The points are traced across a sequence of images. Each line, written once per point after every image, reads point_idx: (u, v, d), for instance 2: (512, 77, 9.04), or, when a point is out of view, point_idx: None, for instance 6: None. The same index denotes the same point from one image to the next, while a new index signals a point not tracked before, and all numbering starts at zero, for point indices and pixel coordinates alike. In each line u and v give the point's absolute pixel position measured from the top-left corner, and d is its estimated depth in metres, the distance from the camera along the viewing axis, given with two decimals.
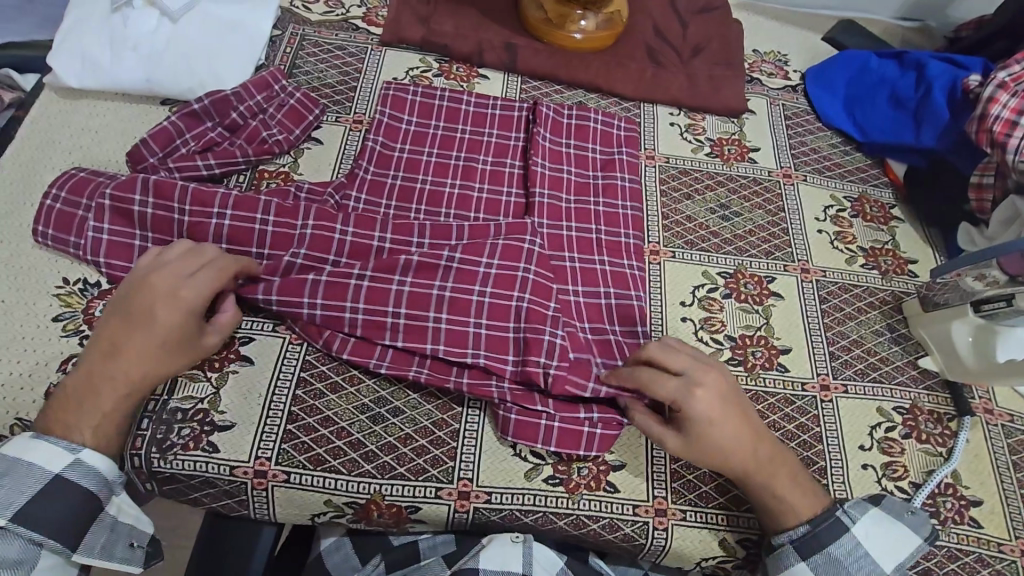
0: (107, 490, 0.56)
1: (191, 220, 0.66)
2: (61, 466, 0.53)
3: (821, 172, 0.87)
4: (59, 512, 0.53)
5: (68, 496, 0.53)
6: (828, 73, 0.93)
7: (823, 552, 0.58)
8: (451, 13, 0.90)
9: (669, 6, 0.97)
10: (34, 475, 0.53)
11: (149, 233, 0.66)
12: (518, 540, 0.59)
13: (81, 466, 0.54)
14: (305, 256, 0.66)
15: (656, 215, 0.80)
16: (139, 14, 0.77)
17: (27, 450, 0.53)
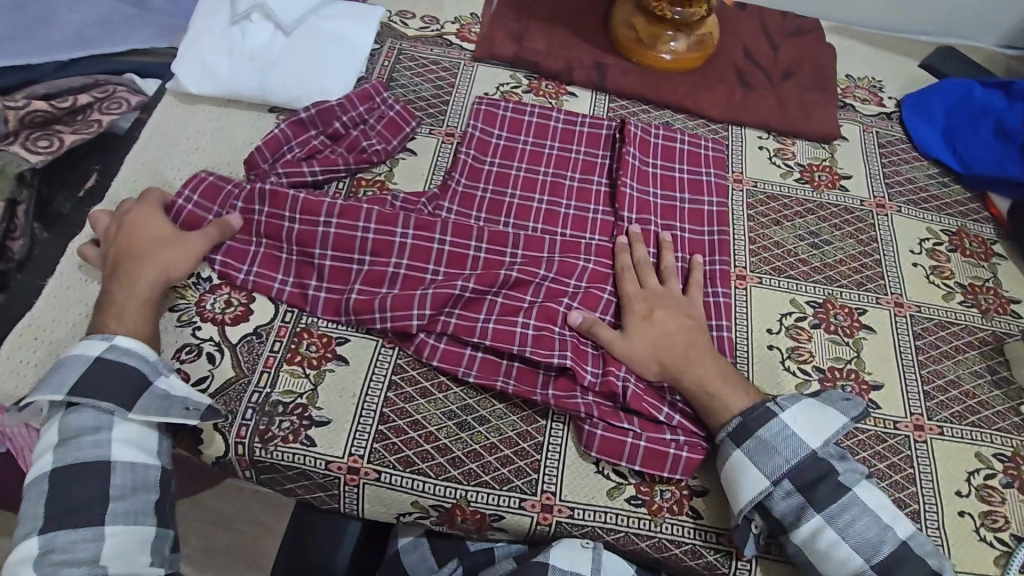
0: (152, 368, 0.61)
1: (299, 228, 0.69)
2: (100, 349, 0.60)
3: (917, 203, 0.84)
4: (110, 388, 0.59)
5: (110, 371, 0.59)
6: (927, 101, 0.90)
7: (752, 436, 0.60)
8: (542, 31, 0.92)
9: (760, 28, 0.96)
10: (82, 359, 0.59)
11: (261, 236, 0.70)
12: (588, 545, 0.61)
13: (116, 349, 0.60)
14: (407, 266, 0.70)
15: (743, 239, 0.79)
16: (255, 27, 0.83)
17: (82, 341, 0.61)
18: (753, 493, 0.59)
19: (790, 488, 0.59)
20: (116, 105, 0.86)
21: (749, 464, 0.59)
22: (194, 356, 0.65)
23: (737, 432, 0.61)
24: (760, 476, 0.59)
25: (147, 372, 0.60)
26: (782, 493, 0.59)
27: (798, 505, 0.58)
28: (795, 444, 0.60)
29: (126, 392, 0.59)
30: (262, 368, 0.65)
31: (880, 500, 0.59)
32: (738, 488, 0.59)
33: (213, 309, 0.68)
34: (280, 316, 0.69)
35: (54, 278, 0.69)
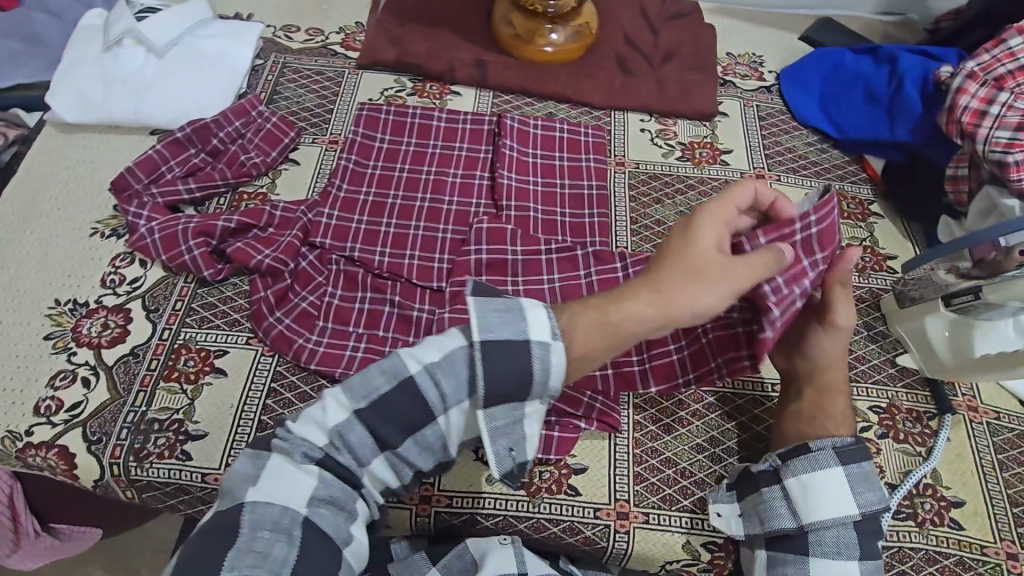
0: (540, 388, 0.50)
1: (162, 237, 0.72)
2: (540, 340, 0.50)
3: (795, 171, 0.86)
4: (522, 378, 0.49)
5: (496, 364, 0.49)
6: (802, 73, 0.92)
7: (858, 465, 0.58)
8: (424, 34, 0.94)
9: (640, 14, 0.98)
10: (509, 326, 0.50)
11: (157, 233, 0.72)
12: (506, 543, 0.59)
13: (546, 347, 0.50)
14: (272, 257, 0.71)
15: (624, 219, 0.80)
16: (127, 52, 0.83)
17: (521, 304, 0.51)
18: (826, 512, 0.56)
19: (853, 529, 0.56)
20: None
21: (845, 489, 0.57)
22: (68, 382, 0.65)
23: (851, 455, 0.58)
24: (851, 508, 0.56)
25: (536, 384, 0.50)
26: (847, 527, 0.56)
27: (851, 542, 0.56)
28: (884, 488, 0.58)
29: (494, 390, 0.49)
30: (138, 387, 0.65)
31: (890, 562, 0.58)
32: (817, 502, 0.56)
33: (89, 333, 0.68)
34: (158, 335, 0.68)
35: None
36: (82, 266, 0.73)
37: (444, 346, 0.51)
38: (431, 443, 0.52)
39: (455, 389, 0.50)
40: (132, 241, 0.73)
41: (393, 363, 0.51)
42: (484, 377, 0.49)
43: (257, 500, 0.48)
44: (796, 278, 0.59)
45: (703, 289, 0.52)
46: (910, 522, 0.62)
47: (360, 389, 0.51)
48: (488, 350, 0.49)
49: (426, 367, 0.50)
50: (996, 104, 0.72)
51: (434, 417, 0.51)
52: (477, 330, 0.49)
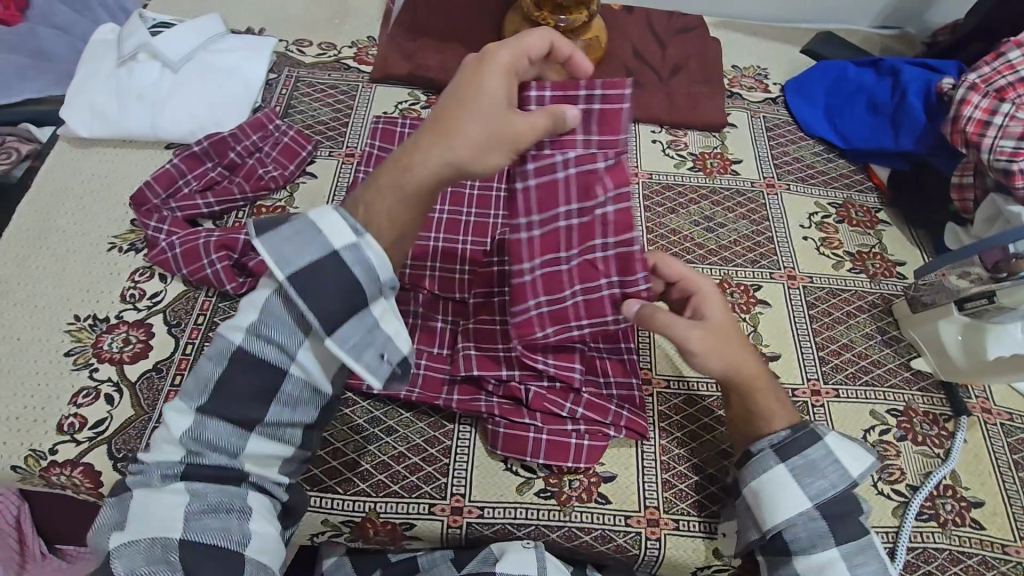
0: (375, 288, 0.53)
1: (183, 251, 0.71)
2: (343, 244, 0.51)
3: (804, 180, 0.88)
4: (344, 292, 0.51)
5: (340, 289, 0.51)
6: (806, 85, 0.95)
7: (800, 455, 0.58)
8: (437, 48, 0.95)
9: (648, 28, 1.00)
10: (318, 244, 0.51)
11: (177, 247, 0.72)
12: (529, 545, 0.61)
13: (357, 249, 0.52)
14: None
15: (641, 228, 0.82)
16: (143, 66, 0.83)
17: (314, 219, 0.52)
18: (780, 513, 0.57)
19: (819, 515, 0.58)
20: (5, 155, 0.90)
21: (790, 484, 0.58)
22: (91, 399, 0.64)
23: (786, 447, 0.59)
24: (801, 499, 0.57)
25: (366, 285, 0.52)
26: (807, 519, 0.58)
27: (821, 534, 0.57)
28: (839, 471, 0.58)
29: (334, 309, 0.51)
30: (162, 403, 0.65)
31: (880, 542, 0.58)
32: (772, 509, 0.57)
33: (111, 349, 0.68)
34: (181, 349, 0.68)
35: None
36: (101, 280, 0.72)
37: (260, 301, 0.52)
38: (299, 396, 0.54)
39: (288, 335, 0.52)
40: (152, 255, 0.72)
41: (217, 346, 0.53)
42: (319, 313, 0.51)
43: (121, 544, 0.49)
44: (622, 202, 0.61)
45: (491, 147, 0.51)
46: (932, 523, 0.64)
47: (198, 385, 0.53)
48: (296, 280, 0.51)
49: (246, 330, 0.52)
50: (999, 114, 0.75)
51: (285, 372, 0.53)
52: (278, 264, 0.51)
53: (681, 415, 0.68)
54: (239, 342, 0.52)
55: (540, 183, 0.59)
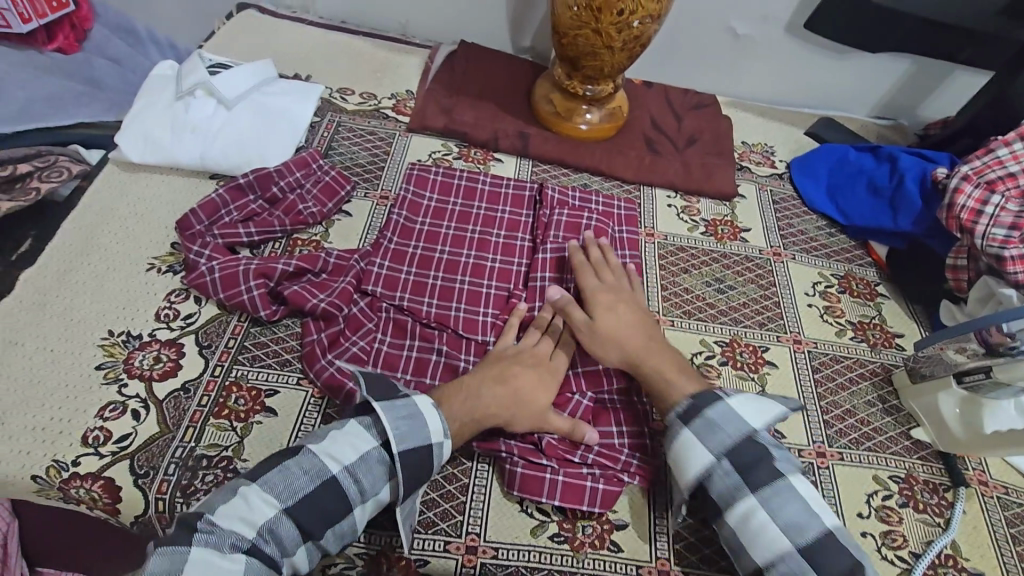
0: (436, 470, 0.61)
1: (222, 275, 0.74)
2: (438, 439, 0.60)
3: (807, 251, 0.94)
4: (425, 470, 0.60)
5: (417, 458, 0.59)
6: (811, 164, 1.02)
7: (700, 416, 0.63)
8: (471, 105, 1.02)
9: (666, 102, 1.09)
10: (425, 431, 0.60)
11: (217, 271, 0.75)
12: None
13: (443, 446, 0.61)
14: (328, 302, 0.74)
15: (656, 285, 0.86)
16: (199, 102, 0.89)
17: (424, 408, 0.61)
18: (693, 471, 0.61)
19: (731, 468, 0.60)
20: (56, 173, 0.86)
21: (697, 443, 0.62)
22: (117, 414, 0.65)
23: (689, 413, 0.63)
24: (706, 452, 0.61)
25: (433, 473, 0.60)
26: (724, 473, 0.60)
27: (735, 484, 0.59)
28: (735, 424, 0.62)
29: (410, 482, 0.59)
30: (188, 422, 0.66)
31: (811, 491, 0.59)
32: (685, 469, 0.62)
33: (141, 366, 0.69)
34: (209, 371, 0.70)
35: None
36: (136, 300, 0.75)
37: (367, 443, 0.59)
38: (344, 532, 0.57)
39: (373, 481, 0.58)
40: (190, 278, 0.75)
41: (310, 458, 0.57)
42: (401, 471, 0.58)
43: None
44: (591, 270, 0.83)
45: (538, 388, 0.67)
46: None
47: (288, 488, 0.55)
48: (402, 455, 0.58)
49: (346, 464, 0.57)
50: (990, 205, 0.81)
51: (351, 509, 0.56)
52: (394, 436, 0.58)
53: None
54: (332, 471, 0.57)
55: (553, 259, 0.83)
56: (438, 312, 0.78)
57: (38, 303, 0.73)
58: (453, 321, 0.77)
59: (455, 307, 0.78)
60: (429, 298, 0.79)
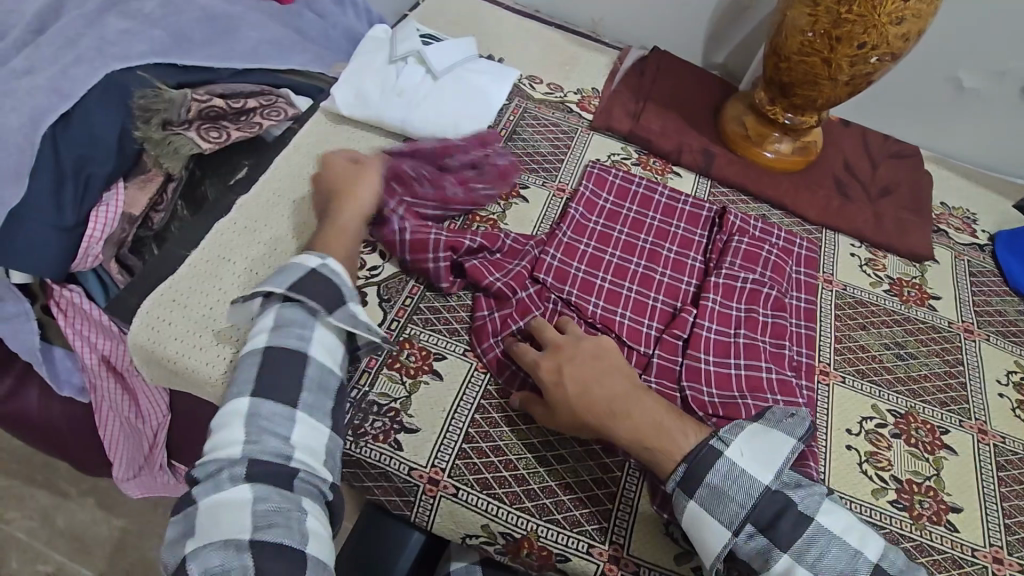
0: (347, 282, 0.67)
1: (411, 236, 0.77)
2: (315, 262, 0.66)
3: (1005, 335, 0.85)
4: (331, 287, 0.65)
5: (319, 283, 0.65)
6: (1020, 241, 0.93)
7: (703, 486, 0.57)
8: (658, 114, 1.00)
9: (862, 145, 1.02)
10: (299, 267, 0.65)
11: (406, 231, 0.78)
12: None
13: (327, 263, 0.66)
14: (502, 282, 0.75)
15: (830, 336, 0.81)
16: (410, 69, 0.93)
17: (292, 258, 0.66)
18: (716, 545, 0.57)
19: (752, 530, 0.57)
20: (275, 113, 0.92)
21: (704, 513, 0.57)
22: None
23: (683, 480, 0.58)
24: (720, 521, 0.57)
25: (341, 283, 0.66)
26: (744, 537, 0.57)
27: (761, 545, 0.56)
28: (742, 482, 0.57)
29: (327, 309, 0.64)
30: (364, 367, 0.70)
31: (848, 528, 0.56)
32: (705, 541, 0.57)
33: None
34: (387, 323, 0.74)
35: (197, 250, 0.76)
36: None
37: (271, 312, 0.63)
38: (321, 381, 0.62)
39: (304, 324, 0.63)
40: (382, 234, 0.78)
41: (249, 355, 0.61)
42: (313, 306, 0.64)
43: (196, 547, 0.52)
44: (757, 287, 0.80)
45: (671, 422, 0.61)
46: None
47: (240, 392, 0.59)
48: (296, 288, 0.63)
49: (272, 330, 0.62)
50: None
51: (308, 357, 0.62)
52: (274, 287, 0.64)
53: None
54: (270, 341, 0.62)
55: (726, 285, 0.80)
56: (604, 315, 0.77)
57: (249, 230, 0.79)
58: (618, 326, 0.77)
59: (621, 313, 0.78)
60: (597, 298, 0.78)
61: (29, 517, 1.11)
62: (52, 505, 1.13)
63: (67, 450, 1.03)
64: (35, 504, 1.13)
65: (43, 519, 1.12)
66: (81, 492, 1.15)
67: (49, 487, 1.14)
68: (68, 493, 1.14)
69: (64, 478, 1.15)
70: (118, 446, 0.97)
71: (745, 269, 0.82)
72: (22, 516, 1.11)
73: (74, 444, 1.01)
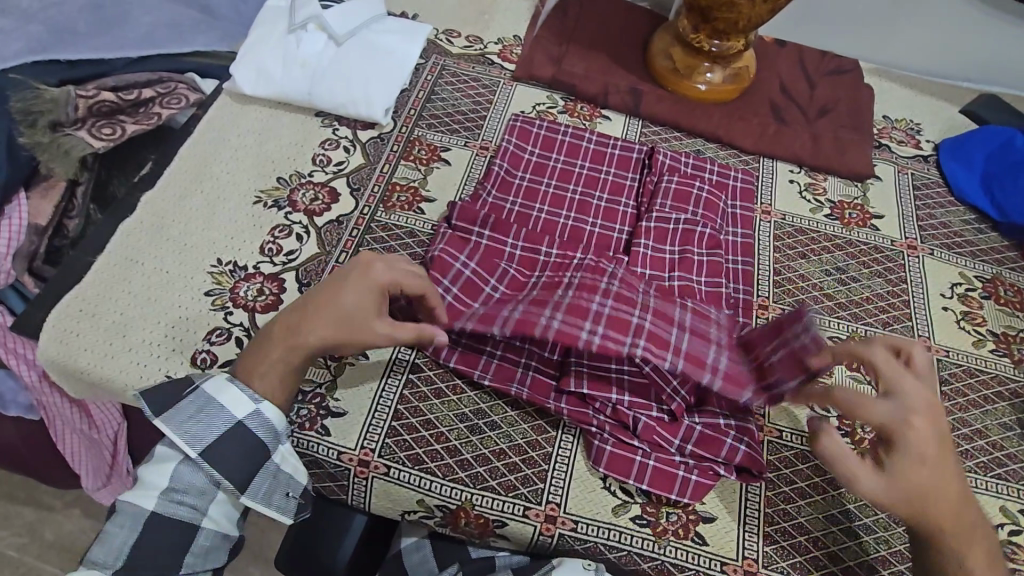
0: (273, 442, 0.60)
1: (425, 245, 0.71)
2: (245, 411, 0.60)
3: (950, 247, 0.83)
4: (248, 450, 0.59)
5: (240, 443, 0.59)
6: (966, 146, 0.90)
7: None
8: (582, 56, 0.95)
9: (799, 65, 0.97)
10: (222, 416, 0.59)
11: (439, 245, 0.73)
12: (590, 568, 0.60)
13: (258, 415, 0.60)
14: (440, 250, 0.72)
15: (768, 269, 0.79)
16: (310, 37, 0.88)
17: (218, 393, 0.60)
18: None
19: None
20: (175, 100, 0.88)
21: None
22: (223, 339, 0.68)
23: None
24: None
25: (266, 443, 0.60)
26: None
27: None
28: None
29: (243, 469, 0.59)
30: None
31: None
32: None
33: (246, 296, 0.71)
34: None
35: (103, 255, 0.73)
36: (244, 232, 0.76)
37: (168, 467, 0.58)
38: (211, 544, 0.60)
39: (201, 493, 0.59)
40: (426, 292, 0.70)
41: (133, 516, 0.57)
42: (227, 471, 0.59)
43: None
44: (691, 226, 0.77)
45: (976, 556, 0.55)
46: None
47: (111, 551, 0.57)
48: (209, 451, 0.58)
49: (161, 492, 0.58)
50: None
51: (199, 522, 0.59)
52: (189, 444, 0.58)
53: (808, 466, 0.65)
54: (156, 505, 0.58)
55: (658, 228, 0.77)
56: (523, 257, 0.74)
57: (158, 227, 0.76)
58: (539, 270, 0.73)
59: (535, 276, 0.72)
60: (509, 259, 0.74)
61: (17, 534, 1.12)
62: (38, 520, 1.13)
63: (36, 468, 1.03)
64: (21, 520, 1.13)
65: (31, 534, 1.12)
66: (65, 503, 1.15)
67: (33, 503, 1.14)
68: (52, 506, 1.14)
69: (46, 493, 1.15)
70: (80, 456, 0.96)
71: (679, 209, 0.78)
72: (9, 534, 1.12)
73: (36, 460, 1.01)
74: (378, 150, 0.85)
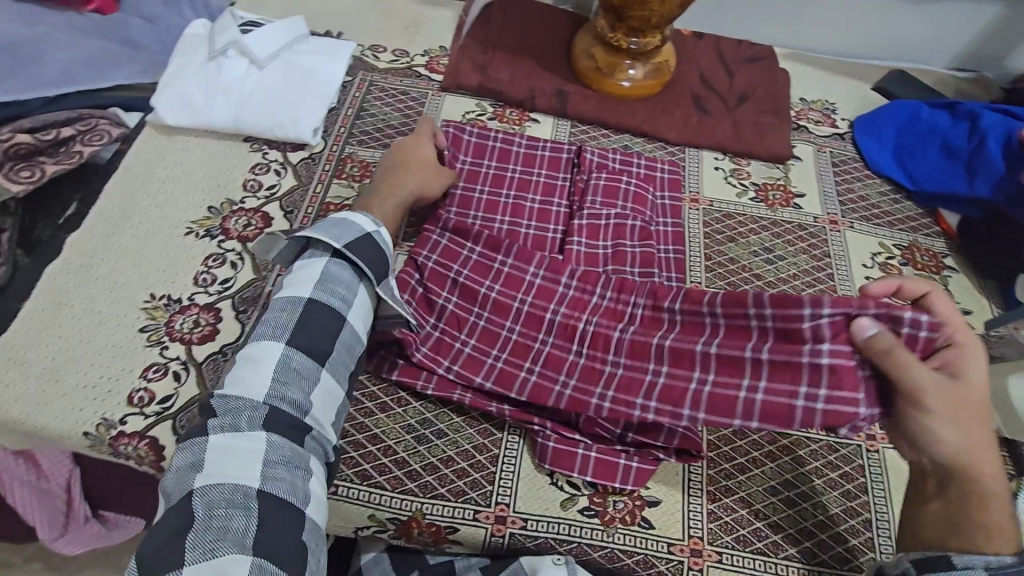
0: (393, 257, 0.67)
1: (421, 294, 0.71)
2: (372, 228, 0.67)
3: (869, 219, 0.87)
4: (379, 254, 0.66)
5: (375, 246, 0.66)
6: (877, 122, 0.94)
7: None
8: (508, 62, 0.97)
9: (717, 56, 1.01)
10: (355, 226, 0.66)
11: (423, 282, 0.72)
12: (560, 562, 0.61)
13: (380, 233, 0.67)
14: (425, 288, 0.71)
15: (699, 254, 0.82)
16: (231, 63, 0.87)
17: (345, 216, 0.67)
18: None
19: None
20: (97, 137, 0.87)
21: None
22: (160, 375, 0.67)
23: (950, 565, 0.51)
24: None
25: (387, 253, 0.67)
26: None
27: None
28: None
29: (377, 265, 0.66)
30: None
31: None
32: None
33: (181, 329, 0.71)
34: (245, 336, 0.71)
35: (30, 300, 0.72)
36: (177, 264, 0.76)
37: (319, 264, 0.63)
38: (348, 341, 0.62)
39: (348, 286, 0.64)
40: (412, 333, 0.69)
41: (292, 300, 0.61)
42: (366, 265, 0.65)
43: (204, 482, 0.50)
44: (621, 221, 0.79)
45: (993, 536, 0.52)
46: None
47: (274, 327, 0.59)
48: (350, 247, 0.64)
49: (315, 282, 0.62)
50: None
51: (344, 316, 0.62)
52: (332, 238, 0.64)
53: (747, 442, 0.68)
54: (312, 292, 0.62)
55: (589, 225, 0.79)
56: (505, 278, 0.71)
57: (86, 267, 0.75)
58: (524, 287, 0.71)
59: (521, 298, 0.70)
60: (494, 280, 0.71)
61: None
62: None
63: None
64: None
65: None
66: (25, 558, 1.11)
67: None
68: (12, 563, 1.11)
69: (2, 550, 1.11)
70: (32, 510, 0.92)
71: (609, 204, 0.80)
72: None
73: None
74: (309, 171, 0.85)
